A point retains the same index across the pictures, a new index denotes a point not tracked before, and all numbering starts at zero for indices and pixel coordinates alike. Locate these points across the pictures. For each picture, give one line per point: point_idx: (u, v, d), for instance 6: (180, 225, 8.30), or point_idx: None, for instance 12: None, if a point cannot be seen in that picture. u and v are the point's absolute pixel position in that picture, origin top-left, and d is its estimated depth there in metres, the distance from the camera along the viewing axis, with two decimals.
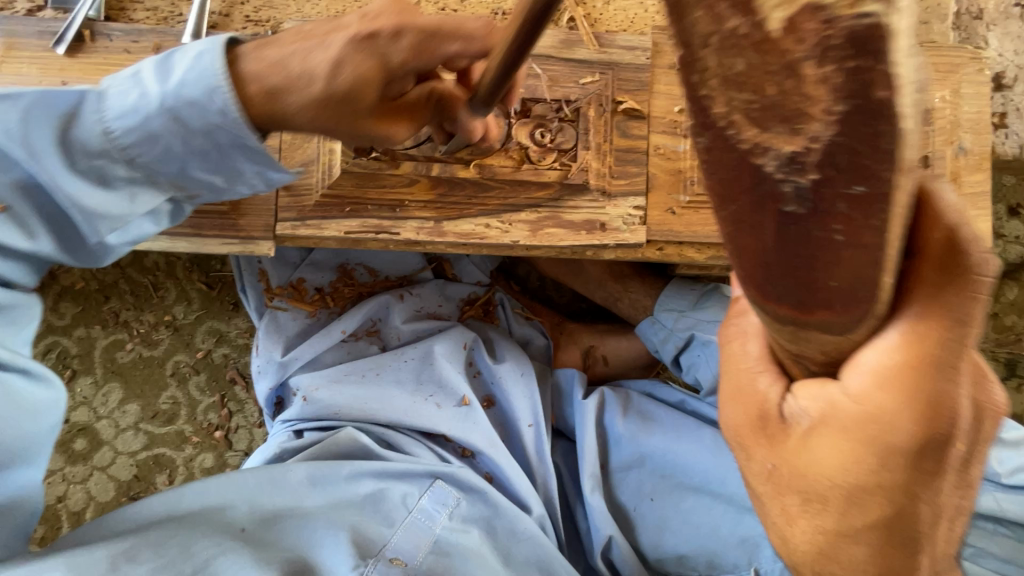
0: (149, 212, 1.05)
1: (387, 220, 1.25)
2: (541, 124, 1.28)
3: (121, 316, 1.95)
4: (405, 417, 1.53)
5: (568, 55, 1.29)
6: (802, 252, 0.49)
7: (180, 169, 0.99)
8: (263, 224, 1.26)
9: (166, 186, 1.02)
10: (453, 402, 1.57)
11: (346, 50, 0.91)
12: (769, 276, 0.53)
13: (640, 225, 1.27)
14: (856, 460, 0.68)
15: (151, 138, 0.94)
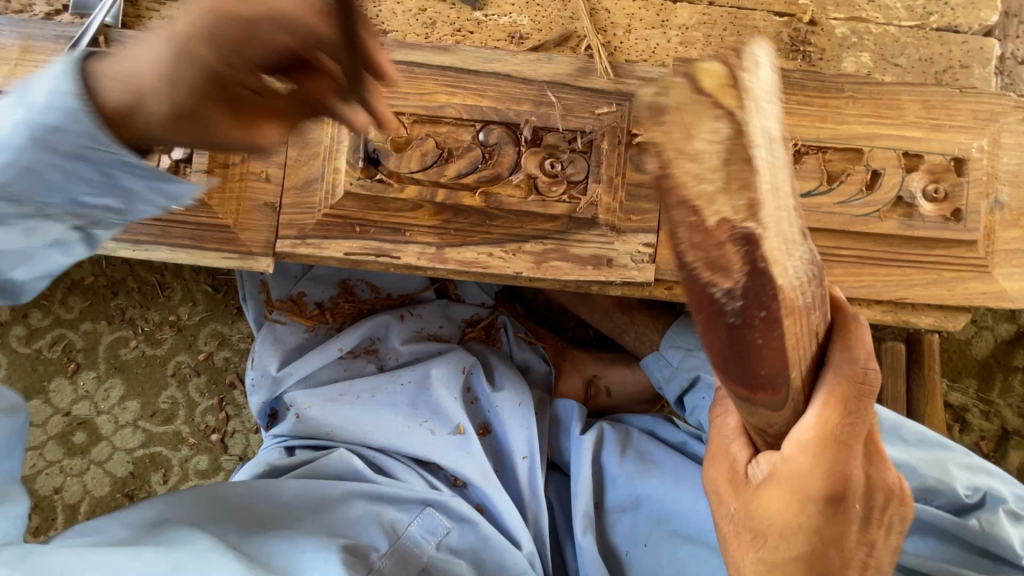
0: (53, 245, 0.92)
1: (389, 244, 1.23)
2: (552, 154, 1.23)
3: (128, 313, 1.96)
4: (398, 442, 1.50)
5: (584, 84, 1.24)
6: (738, 351, 0.71)
7: (70, 199, 0.88)
8: (264, 242, 1.24)
9: (61, 216, 0.90)
10: (447, 431, 1.54)
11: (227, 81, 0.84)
12: (724, 364, 0.73)
13: (648, 263, 1.24)
14: (780, 505, 0.89)
15: (19, 170, 0.81)
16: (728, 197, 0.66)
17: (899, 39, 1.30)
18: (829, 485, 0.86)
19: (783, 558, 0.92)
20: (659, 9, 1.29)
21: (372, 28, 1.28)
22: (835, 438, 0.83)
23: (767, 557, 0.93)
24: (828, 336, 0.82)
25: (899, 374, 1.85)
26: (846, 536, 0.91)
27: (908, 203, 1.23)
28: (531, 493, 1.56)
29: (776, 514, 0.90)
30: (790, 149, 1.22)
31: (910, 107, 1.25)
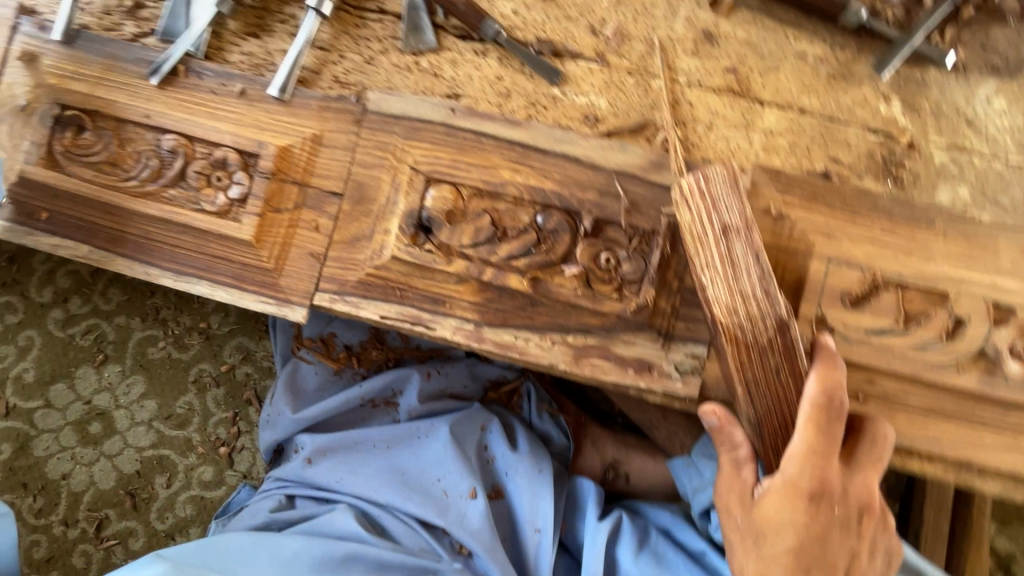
0: None
1: (427, 313, 1.19)
2: (609, 248, 1.17)
3: (162, 313, 1.99)
4: (405, 501, 1.44)
5: (655, 178, 1.18)
6: (764, 377, 1.07)
7: None
8: (302, 291, 1.22)
9: None
10: (461, 492, 1.45)
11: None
12: (754, 390, 1.07)
13: (695, 376, 1.16)
14: (785, 506, 1.03)
15: None
16: (708, 262, 1.08)
17: (1005, 175, 1.20)
18: (814, 481, 1.02)
19: (784, 555, 1.04)
20: (745, 110, 1.22)
21: (446, 90, 1.25)
22: (813, 445, 1.01)
23: (770, 558, 1.05)
24: (792, 354, 1.05)
25: (943, 510, 1.68)
26: (843, 530, 1.05)
27: (992, 358, 1.12)
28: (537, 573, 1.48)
29: (780, 515, 1.03)
30: (867, 280, 1.14)
31: (1008, 252, 1.15)
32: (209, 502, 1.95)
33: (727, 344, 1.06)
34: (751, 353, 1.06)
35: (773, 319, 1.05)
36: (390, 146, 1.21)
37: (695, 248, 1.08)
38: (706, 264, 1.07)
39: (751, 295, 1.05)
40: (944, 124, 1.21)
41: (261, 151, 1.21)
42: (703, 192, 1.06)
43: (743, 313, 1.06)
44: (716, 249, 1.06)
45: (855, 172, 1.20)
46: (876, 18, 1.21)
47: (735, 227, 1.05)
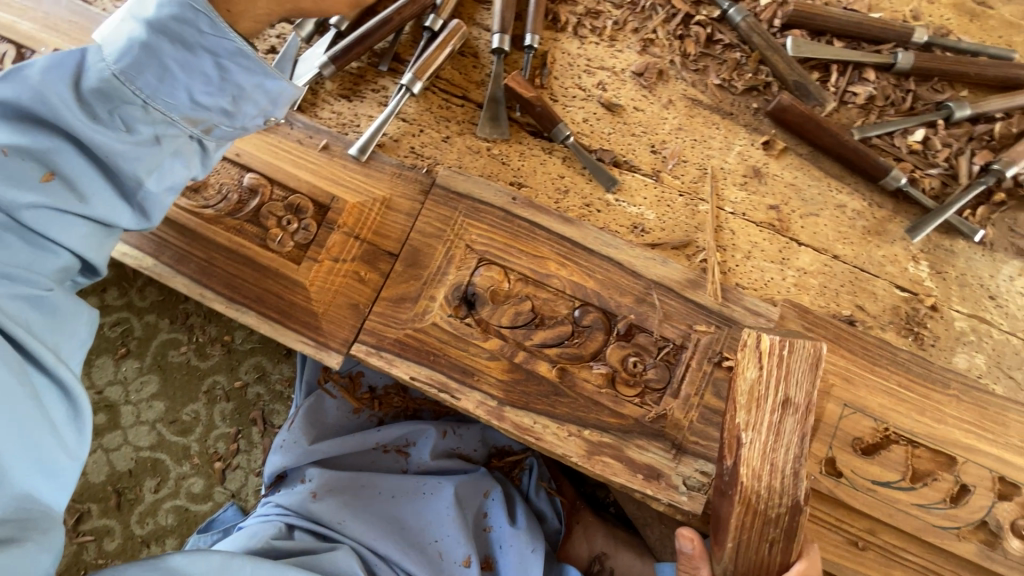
0: (179, 154, 1.06)
1: (455, 382, 1.24)
2: (638, 353, 1.23)
3: (191, 319, 2.05)
4: (405, 556, 1.45)
5: (689, 295, 1.25)
6: (762, 545, 1.03)
7: (187, 95, 1.00)
8: (342, 339, 1.29)
9: (183, 122, 1.03)
10: (455, 560, 1.49)
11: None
12: (745, 551, 1.04)
13: (701, 494, 1.18)
14: None
15: (138, 64, 0.96)
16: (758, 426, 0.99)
17: (1020, 352, 1.26)
18: None
19: None
20: (783, 246, 1.31)
21: (510, 178, 1.36)
22: None
23: None
24: (792, 537, 1.02)
25: None
26: None
27: (993, 531, 1.14)
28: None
29: None
30: (879, 431, 1.18)
31: (1017, 428, 1.19)
32: (192, 515, 1.95)
33: (739, 506, 1.00)
34: (756, 520, 1.02)
35: (791, 501, 1.00)
36: (451, 220, 1.31)
37: (746, 407, 0.99)
38: (751, 425, 0.99)
39: (781, 470, 0.99)
40: (967, 292, 1.28)
41: (333, 204, 1.30)
42: (781, 358, 0.98)
43: (766, 484, 1.00)
44: (766, 415, 0.99)
45: (878, 323, 1.27)
46: (913, 185, 1.32)
47: (795, 404, 0.98)
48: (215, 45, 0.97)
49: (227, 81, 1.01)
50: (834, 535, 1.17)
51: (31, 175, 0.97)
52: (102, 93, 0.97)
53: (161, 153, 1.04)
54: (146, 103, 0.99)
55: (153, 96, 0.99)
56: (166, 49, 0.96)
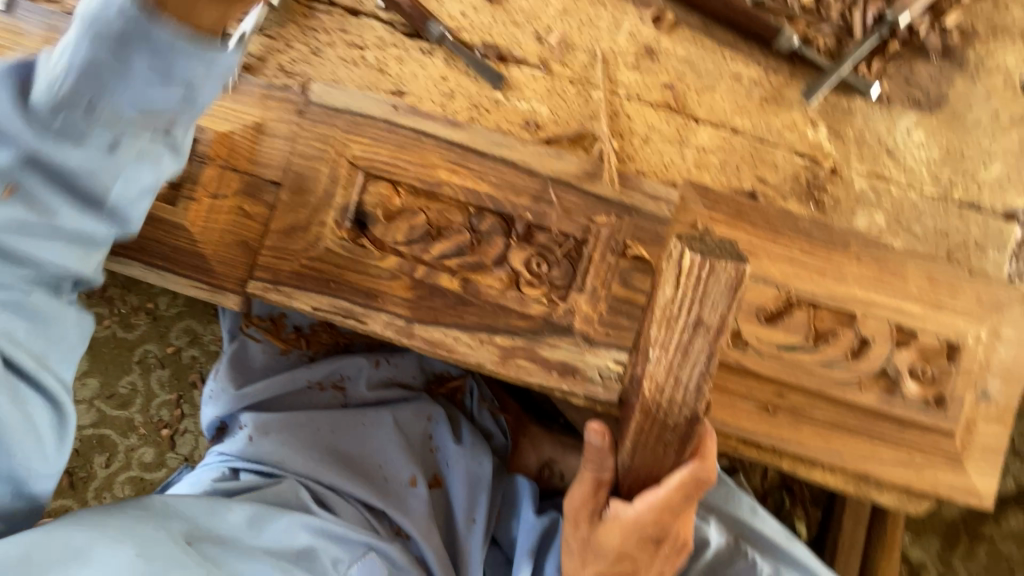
0: (116, 147, 0.88)
1: (358, 306, 1.20)
2: (540, 253, 1.21)
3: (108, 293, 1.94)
4: (352, 482, 1.47)
5: (588, 187, 1.21)
6: (659, 442, 1.07)
7: (132, 103, 0.84)
8: (236, 278, 1.23)
9: (139, 119, 0.86)
10: (403, 480, 1.53)
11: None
12: (643, 449, 1.09)
13: (615, 382, 1.20)
14: (624, 537, 1.17)
15: (92, 78, 0.81)
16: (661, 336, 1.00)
17: (918, 205, 1.26)
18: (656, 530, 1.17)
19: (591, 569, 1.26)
20: (681, 126, 1.27)
21: (390, 87, 1.27)
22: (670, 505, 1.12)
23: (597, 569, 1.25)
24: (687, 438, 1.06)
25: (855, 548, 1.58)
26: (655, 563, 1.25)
27: (892, 378, 1.19)
28: (468, 554, 1.52)
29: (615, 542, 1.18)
30: (781, 298, 1.19)
31: (914, 278, 1.21)
32: (148, 483, 1.94)
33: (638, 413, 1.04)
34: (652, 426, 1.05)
35: (691, 412, 1.02)
36: (331, 139, 1.22)
37: (660, 324, 0.99)
38: (657, 341, 1.00)
39: (683, 385, 1.01)
40: (866, 152, 1.27)
41: (200, 137, 1.21)
42: (700, 277, 0.92)
43: (668, 396, 1.01)
44: (677, 331, 0.97)
45: (780, 193, 1.26)
46: (808, 46, 1.27)
47: (708, 324, 0.97)
48: (154, 48, 0.80)
49: (175, 77, 0.82)
50: (747, 403, 1.20)
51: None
52: (38, 116, 0.85)
53: (98, 137, 0.87)
54: (89, 104, 0.83)
55: (101, 99, 0.83)
56: (106, 57, 0.80)
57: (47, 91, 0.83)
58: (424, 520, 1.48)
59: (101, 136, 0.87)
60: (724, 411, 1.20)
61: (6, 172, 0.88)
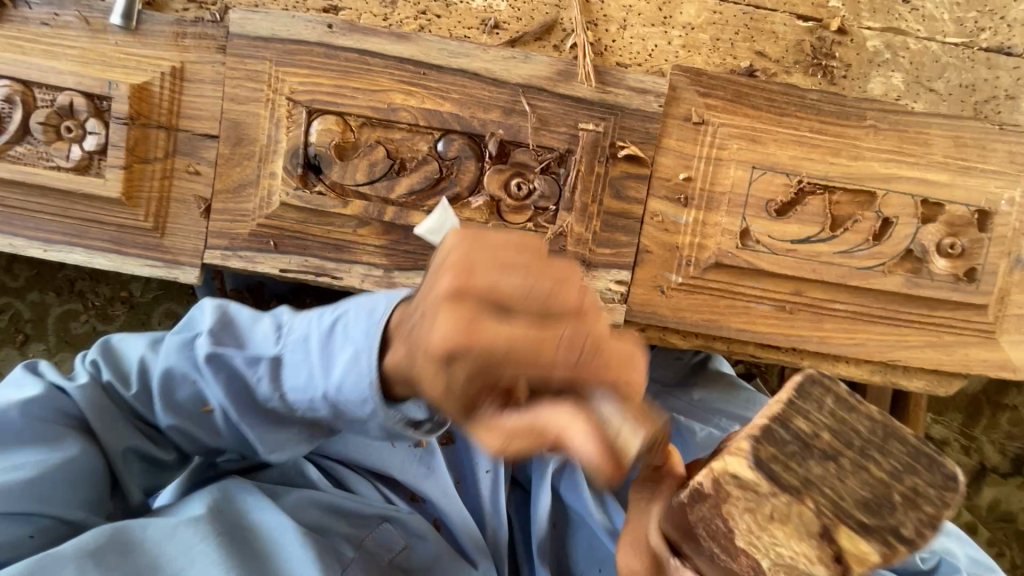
0: (308, 432, 0.97)
1: (330, 262, 1.10)
2: (520, 174, 1.07)
3: (78, 283, 1.67)
4: (352, 453, 1.17)
5: (564, 90, 1.06)
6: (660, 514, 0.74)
7: (336, 388, 0.81)
8: (191, 249, 1.11)
9: (325, 410, 0.86)
10: (408, 443, 1.20)
11: (490, 420, 0.59)
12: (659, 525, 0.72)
13: (619, 303, 1.10)
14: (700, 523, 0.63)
15: (299, 370, 0.86)
16: None
17: (940, 58, 1.11)
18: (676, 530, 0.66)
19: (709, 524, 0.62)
20: (662, 3, 1.09)
21: (321, 3, 1.08)
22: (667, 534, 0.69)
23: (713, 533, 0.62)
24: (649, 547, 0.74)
25: None
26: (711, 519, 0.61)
27: (919, 257, 1.09)
28: (496, 518, 1.22)
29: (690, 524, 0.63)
30: (793, 186, 1.07)
31: (939, 142, 1.08)
32: None
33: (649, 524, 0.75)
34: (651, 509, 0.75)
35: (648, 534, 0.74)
36: (263, 75, 1.06)
37: None
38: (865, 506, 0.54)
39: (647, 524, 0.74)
40: (878, 3, 1.10)
41: (113, 93, 1.04)
42: None
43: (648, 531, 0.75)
44: None
45: (782, 67, 1.10)
46: None
47: None
48: (358, 328, 0.79)
49: (354, 355, 0.78)
50: (761, 306, 1.12)
51: (194, 411, 0.96)
52: (244, 405, 0.91)
53: (297, 435, 0.96)
54: (280, 381, 0.88)
55: (278, 366, 0.88)
56: (313, 343, 0.85)
57: (276, 387, 0.88)
58: (449, 483, 1.19)
59: (293, 438, 0.96)
60: (737, 317, 1.12)
61: (204, 396, 0.95)
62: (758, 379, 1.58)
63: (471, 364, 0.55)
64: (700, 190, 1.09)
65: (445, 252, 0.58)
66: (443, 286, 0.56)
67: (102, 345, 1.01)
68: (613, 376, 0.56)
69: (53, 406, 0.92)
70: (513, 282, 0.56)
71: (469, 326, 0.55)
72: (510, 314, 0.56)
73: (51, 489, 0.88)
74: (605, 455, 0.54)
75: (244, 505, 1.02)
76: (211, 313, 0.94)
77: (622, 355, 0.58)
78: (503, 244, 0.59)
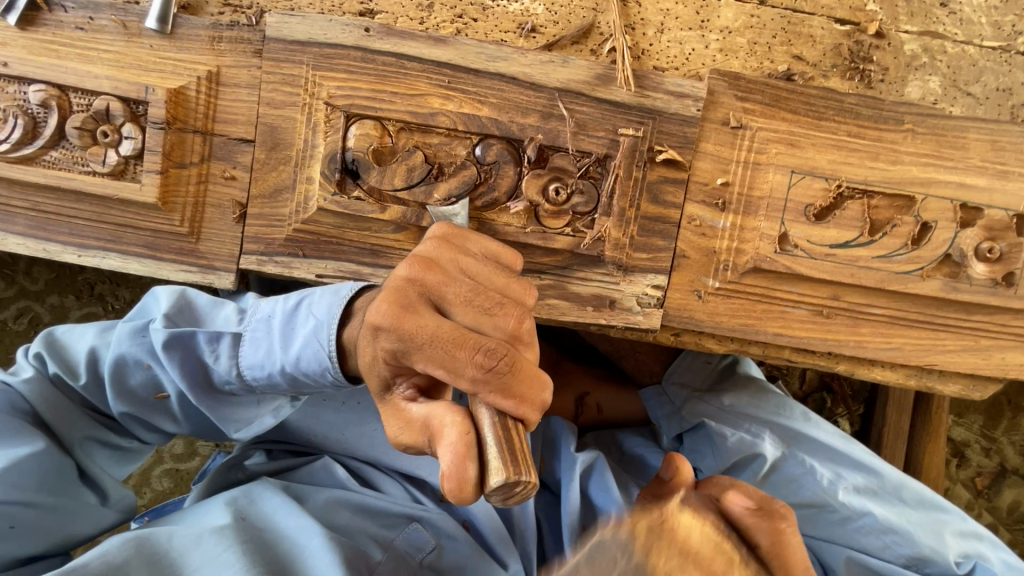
0: (273, 410, 1.00)
1: (367, 267, 1.09)
2: (558, 178, 1.07)
3: (98, 286, 1.65)
4: (382, 454, 1.17)
5: (603, 94, 1.06)
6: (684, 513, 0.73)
7: (293, 363, 0.87)
8: (226, 255, 1.10)
9: (284, 390, 0.92)
10: None
11: (398, 402, 0.72)
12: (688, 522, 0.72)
13: (656, 308, 1.10)
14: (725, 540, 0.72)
15: (254, 348, 0.90)
16: None
17: (978, 62, 1.10)
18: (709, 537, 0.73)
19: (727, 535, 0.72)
20: (700, 7, 1.09)
21: (357, 7, 1.07)
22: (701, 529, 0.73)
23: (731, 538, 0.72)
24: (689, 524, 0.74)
25: (903, 437, 1.53)
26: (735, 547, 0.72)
27: (957, 261, 1.09)
28: (524, 518, 1.22)
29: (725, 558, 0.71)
30: (832, 191, 1.07)
31: (977, 147, 1.08)
32: (186, 474, 1.62)
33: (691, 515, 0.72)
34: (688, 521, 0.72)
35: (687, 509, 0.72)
36: (301, 80, 1.05)
37: None
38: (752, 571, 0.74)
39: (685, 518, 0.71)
40: (916, 7, 1.09)
41: (149, 97, 1.03)
42: None
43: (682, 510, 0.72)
44: None
45: (820, 71, 1.10)
46: None
47: None
48: (322, 308, 0.85)
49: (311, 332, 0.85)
50: (799, 311, 1.12)
51: (148, 397, 0.97)
52: (199, 384, 0.93)
53: (258, 411, 0.99)
54: (231, 361, 0.91)
55: (235, 347, 0.91)
56: (271, 324, 0.89)
57: (230, 365, 0.91)
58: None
59: (255, 411, 0.99)
60: (774, 322, 1.12)
61: (159, 384, 0.96)
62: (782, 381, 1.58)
63: (394, 341, 0.69)
64: (738, 195, 1.08)
65: (418, 253, 0.74)
66: (400, 275, 0.72)
67: (46, 337, 0.98)
68: (505, 399, 0.64)
69: (7, 402, 0.91)
70: (460, 291, 0.71)
71: (401, 313, 0.68)
72: (447, 313, 0.70)
73: (21, 480, 0.88)
74: (456, 482, 0.60)
75: (272, 511, 1.02)
76: (168, 300, 0.93)
77: (529, 380, 0.65)
78: (473, 262, 0.74)
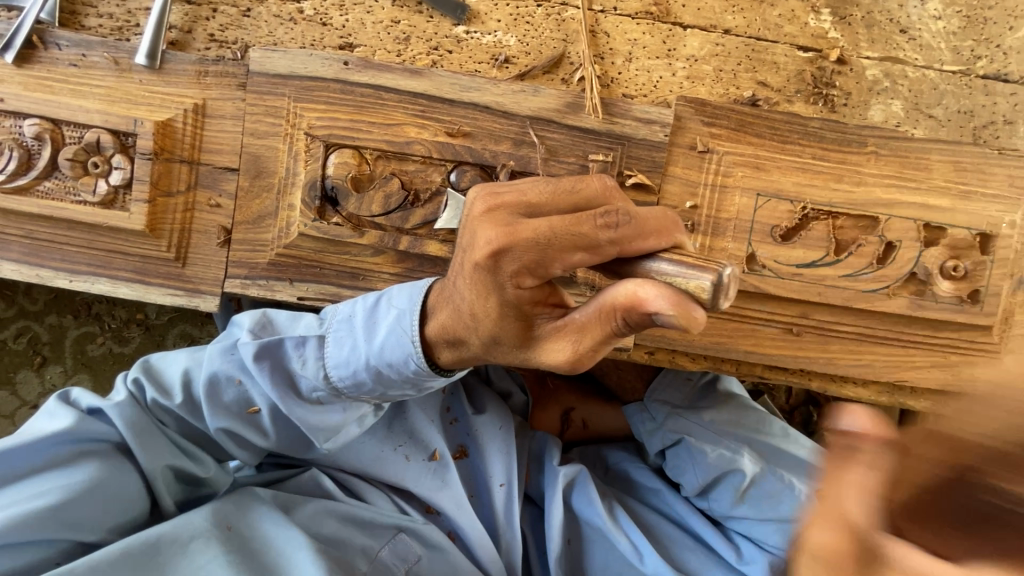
0: (357, 416, 1.02)
1: (347, 290, 1.13)
2: None
3: (96, 307, 1.70)
4: (369, 467, 1.17)
5: (573, 122, 1.09)
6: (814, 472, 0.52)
7: (376, 351, 0.91)
8: (212, 279, 1.14)
9: (372, 393, 0.96)
10: (422, 457, 1.20)
11: (553, 326, 0.73)
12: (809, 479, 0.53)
13: None
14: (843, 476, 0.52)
15: (340, 343, 0.95)
16: None
17: (938, 86, 1.14)
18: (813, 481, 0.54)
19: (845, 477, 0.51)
20: (666, 36, 1.13)
21: (337, 41, 1.12)
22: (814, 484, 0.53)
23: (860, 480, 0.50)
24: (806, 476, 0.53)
25: None
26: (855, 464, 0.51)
27: (923, 280, 1.11)
28: (510, 529, 1.22)
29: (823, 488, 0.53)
30: (797, 212, 1.10)
31: (939, 168, 1.10)
32: None
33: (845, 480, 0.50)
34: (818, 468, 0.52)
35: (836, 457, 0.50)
36: (282, 111, 1.10)
37: None
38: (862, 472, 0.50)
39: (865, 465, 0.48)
40: (876, 33, 1.13)
41: (137, 129, 1.08)
42: None
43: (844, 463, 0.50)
44: None
45: (784, 96, 1.13)
46: None
47: None
48: (403, 299, 0.91)
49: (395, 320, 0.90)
50: (769, 328, 1.14)
51: (240, 411, 0.99)
52: (289, 393, 0.96)
53: (346, 418, 1.00)
54: (320, 359, 0.95)
55: (319, 353, 0.96)
56: (355, 321, 0.95)
57: (320, 373, 0.95)
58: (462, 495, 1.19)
59: (341, 417, 0.99)
60: (745, 339, 1.14)
61: (250, 397, 0.99)
62: (766, 395, 1.59)
63: (521, 257, 0.70)
64: (707, 217, 1.11)
65: (480, 198, 0.76)
66: (479, 211, 0.74)
67: (142, 365, 1.04)
68: (647, 241, 0.67)
69: (80, 434, 0.94)
70: (541, 192, 0.73)
71: (508, 229, 0.70)
72: (541, 214, 0.72)
73: (70, 519, 0.90)
74: (678, 305, 0.60)
75: (258, 519, 1.04)
76: (251, 319, 1.00)
77: (651, 217, 0.69)
78: (526, 182, 0.76)
